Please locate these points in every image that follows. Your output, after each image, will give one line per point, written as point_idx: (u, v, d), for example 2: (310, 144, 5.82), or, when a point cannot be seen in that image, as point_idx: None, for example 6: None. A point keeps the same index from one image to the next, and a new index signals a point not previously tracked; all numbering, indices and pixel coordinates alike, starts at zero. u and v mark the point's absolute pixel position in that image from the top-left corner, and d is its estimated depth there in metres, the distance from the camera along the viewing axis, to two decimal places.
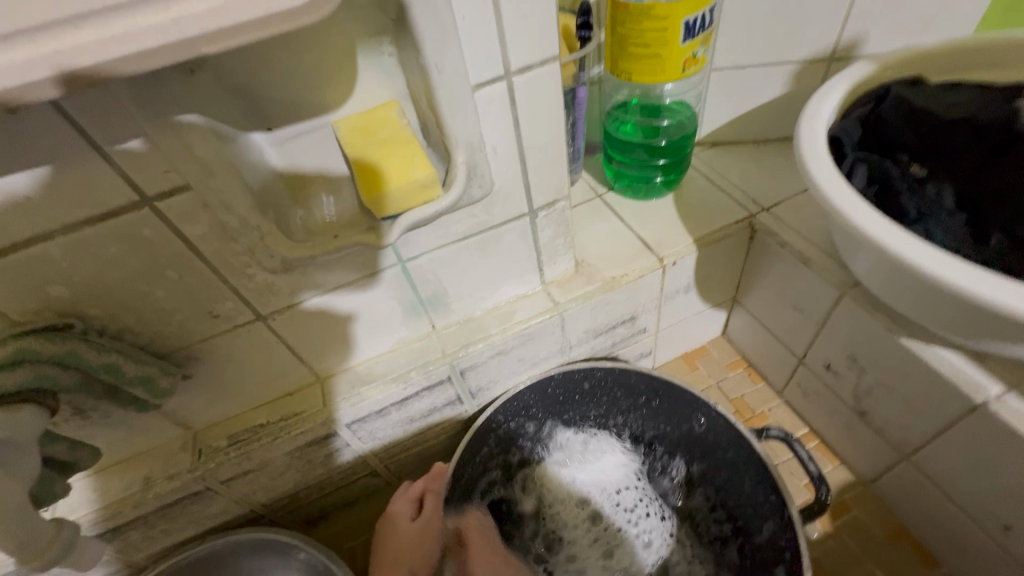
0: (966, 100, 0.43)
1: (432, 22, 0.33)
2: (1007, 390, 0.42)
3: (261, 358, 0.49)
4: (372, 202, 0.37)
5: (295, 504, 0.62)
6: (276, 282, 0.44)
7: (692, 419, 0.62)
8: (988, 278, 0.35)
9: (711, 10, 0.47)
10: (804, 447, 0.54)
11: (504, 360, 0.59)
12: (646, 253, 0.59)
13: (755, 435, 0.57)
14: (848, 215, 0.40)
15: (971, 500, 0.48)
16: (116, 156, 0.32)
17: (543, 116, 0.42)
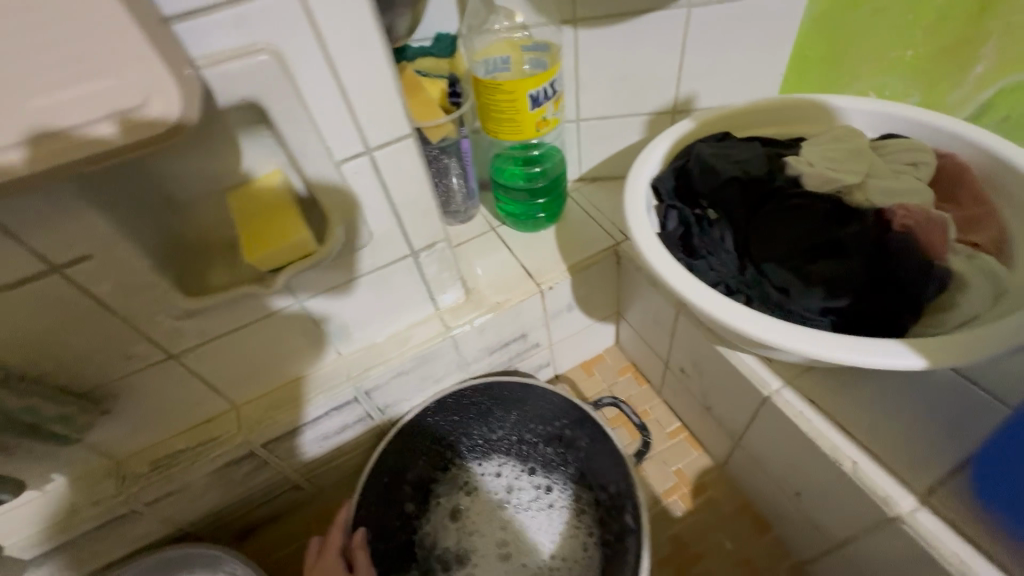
0: (750, 156, 0.54)
1: (291, 119, 0.41)
2: (785, 384, 0.52)
3: (176, 391, 0.56)
4: (254, 256, 0.44)
5: (221, 520, 0.68)
6: (184, 326, 0.50)
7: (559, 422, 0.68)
8: (722, 300, 0.44)
9: (553, 84, 0.58)
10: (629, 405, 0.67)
11: (405, 380, 0.67)
12: (527, 280, 0.69)
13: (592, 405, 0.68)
14: (643, 250, 0.49)
15: (779, 477, 0.59)
16: (25, 236, 0.38)
17: (406, 178, 0.51)
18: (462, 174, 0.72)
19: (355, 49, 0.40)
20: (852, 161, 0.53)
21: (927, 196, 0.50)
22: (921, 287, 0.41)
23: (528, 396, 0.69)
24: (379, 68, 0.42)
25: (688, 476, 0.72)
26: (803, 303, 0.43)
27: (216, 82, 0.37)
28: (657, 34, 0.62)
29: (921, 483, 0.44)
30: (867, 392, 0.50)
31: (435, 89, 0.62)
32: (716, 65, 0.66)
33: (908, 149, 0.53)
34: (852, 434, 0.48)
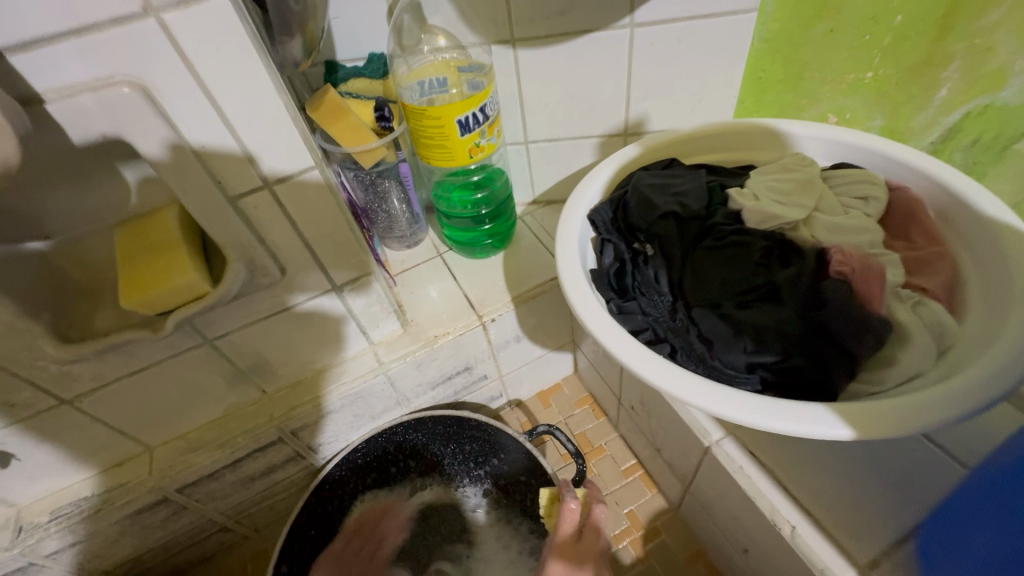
0: (691, 186, 0.51)
1: (165, 157, 0.37)
2: (725, 434, 0.49)
3: (78, 437, 0.52)
4: (136, 303, 0.42)
5: (142, 567, 0.64)
6: (74, 370, 0.46)
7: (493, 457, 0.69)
8: (649, 356, 0.40)
9: (483, 109, 0.55)
10: (562, 432, 0.63)
11: (337, 417, 0.63)
12: (468, 311, 0.65)
13: (526, 436, 0.64)
14: (570, 291, 0.45)
15: (724, 527, 0.55)
16: None
17: (320, 213, 0.48)
18: (404, 198, 0.68)
19: (234, 80, 0.37)
20: (799, 193, 0.49)
21: (874, 234, 0.45)
22: (856, 342, 0.38)
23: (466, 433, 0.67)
24: (266, 99, 0.39)
25: (641, 519, 0.68)
26: (729, 356, 0.41)
27: (66, 118, 0.33)
28: (599, 56, 0.59)
29: (861, 555, 0.40)
30: (811, 446, 0.46)
31: (365, 112, 0.58)
32: (665, 88, 0.62)
33: (858, 181, 0.49)
34: (793, 495, 0.44)
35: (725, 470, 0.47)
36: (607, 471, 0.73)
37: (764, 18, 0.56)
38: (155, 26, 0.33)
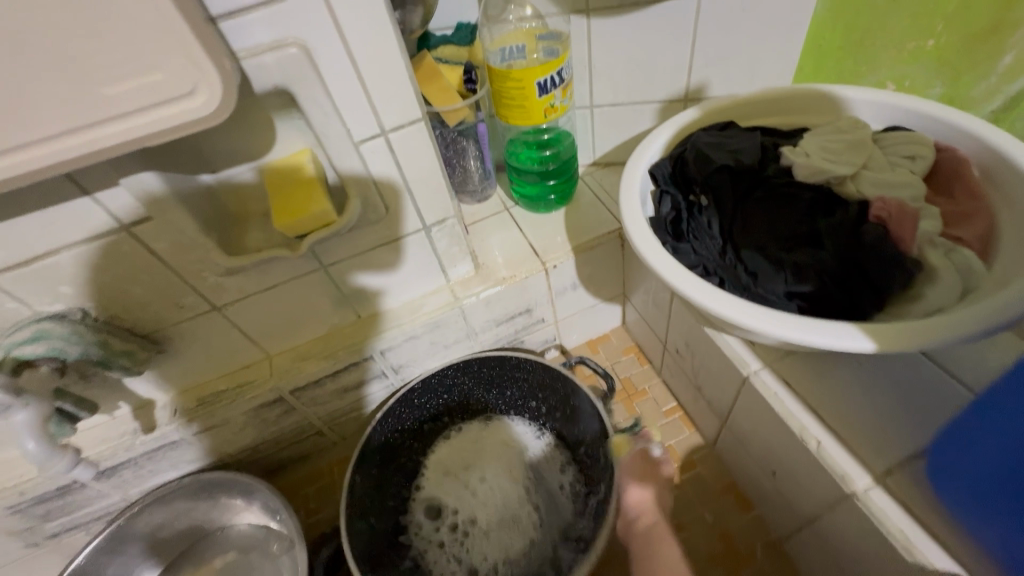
0: (748, 145, 0.56)
1: (314, 105, 0.47)
2: (763, 366, 0.55)
3: (221, 339, 0.65)
4: (284, 225, 0.52)
5: (255, 457, 0.78)
6: (225, 282, 0.58)
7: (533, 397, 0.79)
8: (698, 284, 0.47)
9: (560, 73, 0.62)
10: (593, 360, 0.74)
11: (417, 343, 0.73)
12: (533, 258, 0.74)
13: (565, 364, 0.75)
14: (631, 232, 0.52)
15: (757, 454, 0.61)
16: (102, 196, 0.47)
17: (420, 161, 0.57)
18: (478, 156, 0.76)
19: (369, 43, 0.46)
20: (849, 152, 0.54)
21: (917, 189, 0.50)
22: (886, 278, 0.44)
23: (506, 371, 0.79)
24: (391, 59, 0.48)
25: (679, 453, 0.75)
26: (770, 285, 0.47)
27: (253, 71, 0.43)
28: (666, 24, 0.64)
29: (878, 465, 0.46)
30: (841, 378, 0.52)
31: (453, 76, 0.67)
32: (726, 54, 0.67)
33: (908, 143, 0.53)
34: (821, 416, 0.50)
35: (762, 396, 0.54)
36: (649, 411, 0.80)
37: None
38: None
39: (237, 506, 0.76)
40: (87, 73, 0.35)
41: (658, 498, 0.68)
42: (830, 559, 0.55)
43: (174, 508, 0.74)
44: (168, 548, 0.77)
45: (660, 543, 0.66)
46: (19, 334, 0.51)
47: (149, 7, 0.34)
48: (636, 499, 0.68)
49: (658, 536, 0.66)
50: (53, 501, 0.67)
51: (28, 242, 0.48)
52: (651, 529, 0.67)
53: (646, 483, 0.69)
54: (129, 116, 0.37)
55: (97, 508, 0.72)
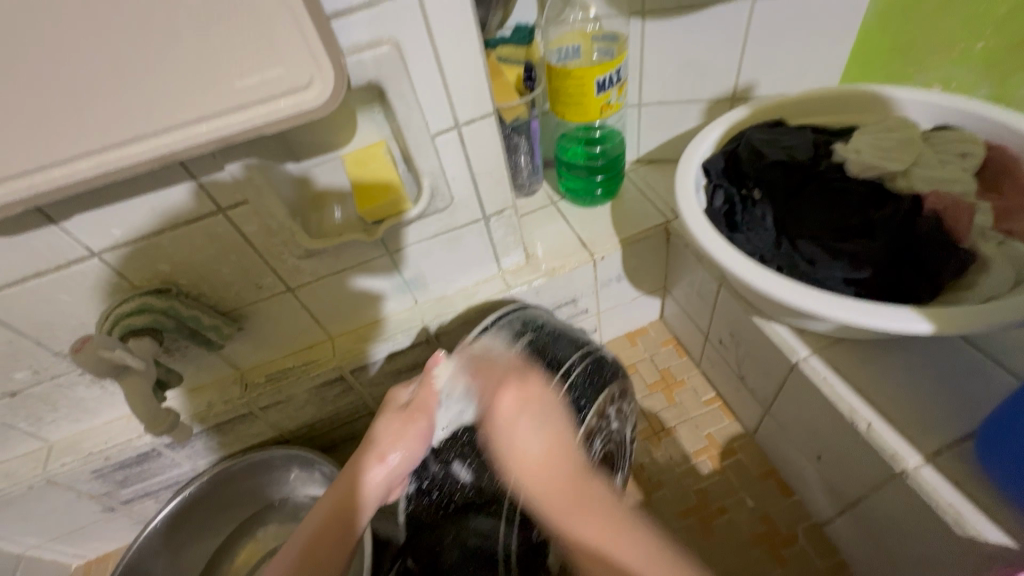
0: (799, 142, 0.59)
1: (402, 100, 0.51)
2: (812, 353, 0.58)
3: (291, 319, 0.69)
4: (365, 211, 0.57)
5: (313, 432, 0.82)
6: (302, 265, 0.62)
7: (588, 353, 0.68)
8: (755, 269, 0.51)
9: (618, 72, 0.65)
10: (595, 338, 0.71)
11: (469, 328, 0.77)
12: (582, 249, 0.77)
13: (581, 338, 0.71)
14: (688, 221, 0.56)
15: (801, 440, 0.64)
16: (205, 181, 0.51)
17: (486, 153, 0.60)
18: (529, 154, 0.79)
19: (454, 43, 0.50)
20: (900, 149, 0.56)
21: (964, 185, 0.53)
22: (942, 265, 0.47)
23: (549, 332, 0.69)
24: (471, 57, 0.51)
25: (719, 440, 0.77)
26: (830, 270, 0.50)
27: (352, 67, 0.47)
28: (719, 26, 0.67)
29: (928, 445, 0.48)
30: (890, 365, 0.54)
31: (512, 74, 0.70)
32: (776, 55, 0.69)
33: (957, 141, 0.56)
34: (871, 400, 0.53)
35: (811, 381, 0.56)
36: (689, 400, 0.83)
37: None
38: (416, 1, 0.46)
39: (296, 479, 0.82)
40: (222, 68, 0.39)
41: (544, 400, 0.57)
42: (874, 540, 0.57)
43: (239, 480, 0.79)
44: (237, 517, 0.84)
45: (553, 476, 0.51)
46: (126, 306, 0.56)
47: (281, 9, 0.37)
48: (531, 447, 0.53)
49: (558, 490, 0.50)
50: (131, 467, 0.72)
51: (135, 223, 0.52)
52: (516, 439, 0.54)
53: (523, 411, 0.55)
54: (254, 107, 0.41)
55: (167, 476, 0.77)
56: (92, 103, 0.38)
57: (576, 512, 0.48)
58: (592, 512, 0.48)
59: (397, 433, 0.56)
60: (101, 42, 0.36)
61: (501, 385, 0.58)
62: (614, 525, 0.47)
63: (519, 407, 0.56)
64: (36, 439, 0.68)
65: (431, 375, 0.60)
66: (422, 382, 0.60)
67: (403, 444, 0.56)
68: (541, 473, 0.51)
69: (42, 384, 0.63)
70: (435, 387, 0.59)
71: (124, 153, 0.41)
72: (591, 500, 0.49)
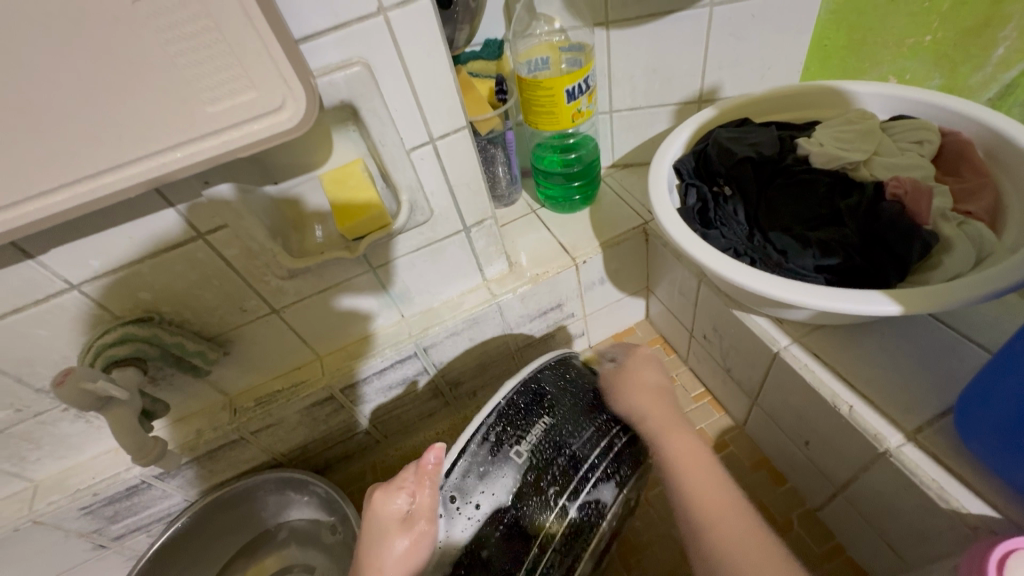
0: (764, 139, 0.61)
1: (376, 118, 0.52)
2: (792, 342, 0.59)
3: (277, 342, 0.69)
4: (345, 228, 0.58)
5: (306, 454, 0.82)
6: (285, 285, 0.63)
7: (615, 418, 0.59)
8: (729, 262, 0.52)
9: (586, 80, 0.67)
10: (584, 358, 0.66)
11: (457, 339, 0.77)
12: (564, 254, 0.78)
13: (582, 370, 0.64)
14: (662, 220, 0.57)
15: (789, 427, 0.64)
16: (183, 208, 0.52)
17: (463, 165, 0.61)
18: (506, 164, 0.80)
19: (425, 60, 0.51)
20: (860, 140, 0.59)
21: (926, 169, 0.54)
22: (906, 247, 0.48)
23: (558, 407, 0.58)
24: (442, 73, 0.53)
25: (711, 435, 0.78)
26: (801, 260, 0.52)
27: (324, 89, 0.48)
28: (680, 32, 0.69)
29: (909, 424, 0.50)
30: (867, 348, 0.56)
31: (484, 88, 0.72)
32: (737, 57, 0.72)
33: (913, 129, 0.58)
34: (851, 383, 0.54)
35: (793, 369, 0.57)
36: (679, 397, 0.83)
37: None
38: (383, 21, 0.47)
39: (292, 501, 0.81)
40: (194, 94, 0.39)
41: (683, 430, 0.57)
42: (865, 520, 0.58)
43: (234, 505, 0.78)
44: (234, 545, 0.82)
45: (697, 476, 0.53)
46: (108, 336, 0.55)
47: (249, 33, 0.38)
48: (678, 441, 0.56)
49: (698, 463, 0.54)
50: (120, 502, 0.71)
51: (114, 253, 0.52)
52: (645, 406, 0.59)
53: (665, 423, 0.58)
54: (228, 132, 0.42)
55: (159, 508, 0.76)
56: (64, 135, 0.38)
57: (702, 471, 0.53)
58: (719, 481, 0.52)
59: (403, 545, 0.51)
60: (72, 74, 0.36)
61: (638, 359, 0.65)
62: (737, 497, 0.51)
63: (694, 448, 0.55)
64: (21, 479, 0.67)
65: (430, 475, 0.53)
66: (416, 486, 0.53)
67: (412, 562, 0.51)
68: (682, 459, 0.54)
69: (25, 422, 0.62)
70: (435, 487, 0.53)
71: (99, 183, 0.41)
72: (703, 463, 0.54)
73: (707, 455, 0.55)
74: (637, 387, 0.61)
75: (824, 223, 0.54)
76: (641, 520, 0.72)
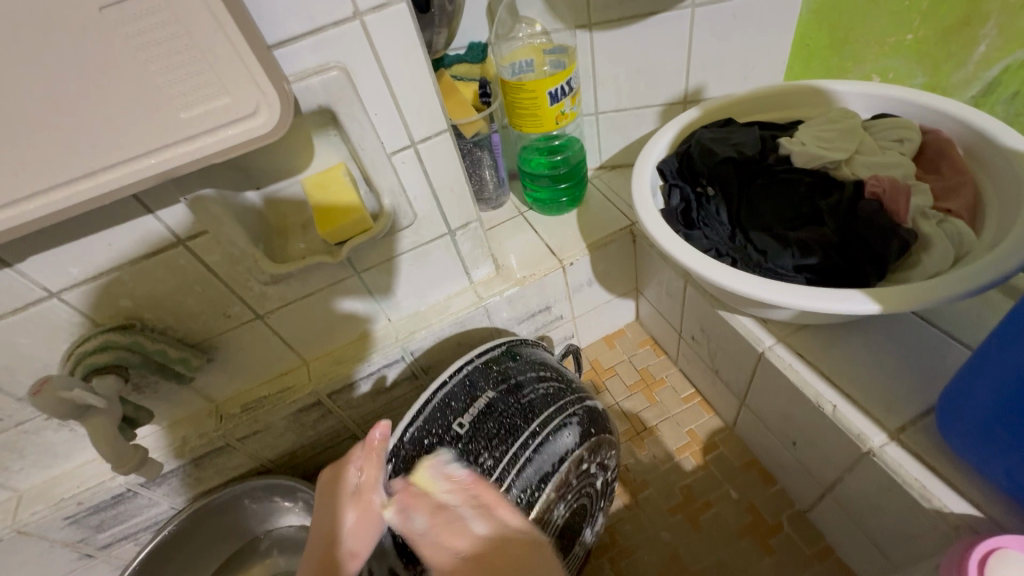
0: (747, 139, 0.61)
1: (355, 122, 0.51)
2: (777, 341, 0.59)
3: (262, 347, 0.69)
4: (327, 233, 0.57)
5: (295, 460, 0.81)
6: (269, 291, 0.62)
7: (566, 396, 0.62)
8: (710, 263, 0.52)
9: (569, 82, 0.67)
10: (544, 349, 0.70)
11: (445, 343, 0.77)
12: (551, 256, 0.78)
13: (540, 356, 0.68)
14: (644, 221, 0.57)
15: (777, 428, 0.64)
16: (163, 214, 0.51)
17: (445, 168, 0.61)
18: (493, 166, 0.80)
19: (403, 63, 0.51)
20: (842, 140, 0.59)
21: (907, 168, 0.54)
22: (884, 246, 0.48)
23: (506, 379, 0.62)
24: (420, 75, 0.53)
25: (700, 436, 0.78)
26: (782, 260, 0.52)
27: (301, 93, 0.48)
28: (663, 32, 0.69)
29: (893, 423, 0.50)
30: (852, 348, 0.56)
31: (468, 90, 0.72)
32: (721, 57, 0.72)
33: (895, 128, 0.58)
34: (834, 382, 0.54)
35: (778, 369, 0.57)
36: (669, 398, 0.83)
37: None
38: (360, 25, 0.47)
39: (280, 507, 0.81)
40: (167, 100, 0.39)
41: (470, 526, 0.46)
42: (852, 520, 0.58)
43: (222, 512, 0.78)
44: (223, 552, 0.82)
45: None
46: (88, 344, 0.55)
47: (220, 38, 0.38)
48: (449, 546, 0.44)
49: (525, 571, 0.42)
50: (106, 510, 0.70)
51: (94, 261, 0.52)
52: (444, 548, 0.45)
53: (435, 521, 0.48)
54: (201, 137, 0.42)
55: (146, 516, 0.75)
56: (37, 143, 0.38)
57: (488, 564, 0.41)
58: (496, 558, 0.42)
59: (355, 522, 0.50)
60: (42, 81, 0.36)
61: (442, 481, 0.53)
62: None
63: (465, 546, 0.43)
64: (5, 489, 0.67)
65: (378, 450, 0.52)
66: (364, 460, 0.52)
67: (365, 531, 0.49)
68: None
69: (7, 432, 0.61)
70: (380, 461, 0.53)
71: (72, 191, 0.41)
72: (496, 547, 0.42)
73: (489, 546, 0.43)
74: (476, 494, 0.50)
75: (805, 222, 0.54)
76: (631, 523, 0.72)
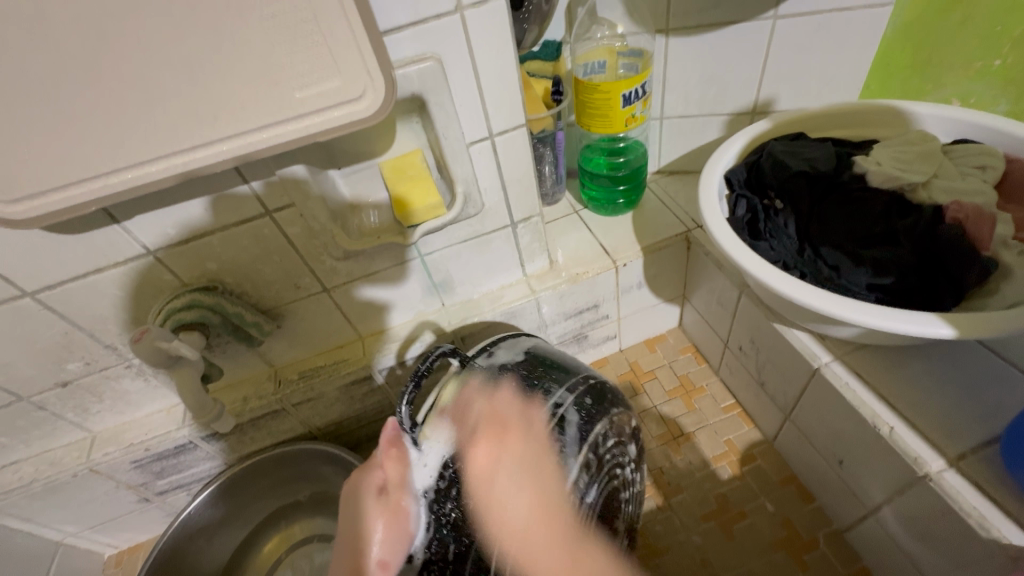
0: (820, 154, 0.61)
1: (442, 110, 0.53)
2: (834, 359, 0.59)
3: (324, 319, 0.72)
4: (402, 215, 0.60)
5: (339, 430, 0.85)
6: (339, 266, 0.65)
7: (547, 382, 0.57)
8: (776, 273, 0.53)
9: (644, 86, 0.68)
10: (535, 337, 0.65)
11: (494, 331, 0.79)
12: (605, 256, 0.78)
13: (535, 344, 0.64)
14: (711, 228, 0.57)
15: (824, 444, 0.64)
16: (257, 187, 0.55)
17: (517, 162, 0.63)
18: (553, 163, 0.81)
19: (495, 56, 0.53)
20: (921, 161, 0.58)
21: (989, 196, 0.54)
22: (966, 271, 0.49)
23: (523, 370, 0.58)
24: (506, 67, 0.54)
25: (738, 447, 0.78)
26: (854, 277, 0.52)
27: (399, 80, 0.50)
28: (741, 43, 0.70)
29: (952, 450, 0.49)
30: (912, 371, 0.56)
31: (540, 86, 0.73)
32: (796, 71, 0.72)
33: (976, 154, 0.58)
34: (893, 405, 0.54)
35: (833, 386, 0.57)
36: (708, 407, 0.84)
37: (898, 10, 0.65)
38: (460, 19, 0.49)
39: (322, 474, 0.84)
40: (287, 80, 0.42)
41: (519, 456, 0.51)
42: (897, 545, 0.58)
43: (270, 471, 0.82)
44: (266, 510, 0.86)
45: (536, 552, 0.47)
46: (177, 301, 0.59)
47: (342, 24, 0.41)
48: (510, 512, 0.48)
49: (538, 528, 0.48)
50: (168, 459, 0.75)
51: (190, 225, 0.56)
52: (494, 498, 0.49)
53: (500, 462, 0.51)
54: (313, 117, 0.45)
55: (201, 469, 0.80)
56: (169, 112, 0.41)
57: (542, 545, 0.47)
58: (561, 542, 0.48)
59: (391, 531, 0.49)
60: (181, 54, 0.39)
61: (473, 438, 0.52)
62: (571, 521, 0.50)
63: (496, 459, 0.51)
64: (81, 429, 0.72)
65: (398, 445, 0.52)
66: (385, 456, 0.52)
67: (392, 539, 0.49)
68: (523, 556, 0.47)
69: (91, 375, 0.66)
70: (404, 457, 0.52)
71: (193, 157, 0.44)
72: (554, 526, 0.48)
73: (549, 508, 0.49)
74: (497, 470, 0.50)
75: (877, 242, 0.54)
76: (662, 524, 0.73)
